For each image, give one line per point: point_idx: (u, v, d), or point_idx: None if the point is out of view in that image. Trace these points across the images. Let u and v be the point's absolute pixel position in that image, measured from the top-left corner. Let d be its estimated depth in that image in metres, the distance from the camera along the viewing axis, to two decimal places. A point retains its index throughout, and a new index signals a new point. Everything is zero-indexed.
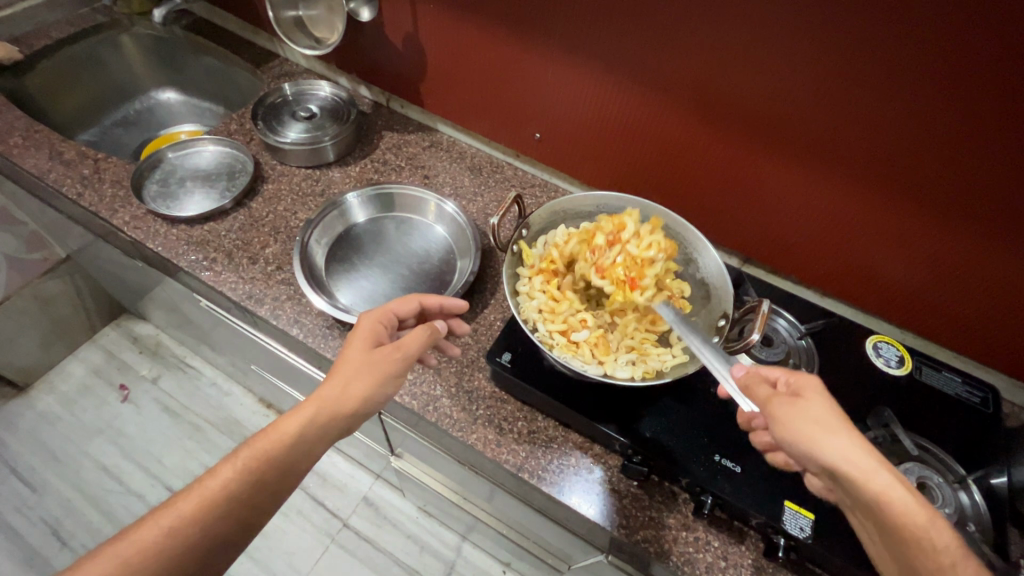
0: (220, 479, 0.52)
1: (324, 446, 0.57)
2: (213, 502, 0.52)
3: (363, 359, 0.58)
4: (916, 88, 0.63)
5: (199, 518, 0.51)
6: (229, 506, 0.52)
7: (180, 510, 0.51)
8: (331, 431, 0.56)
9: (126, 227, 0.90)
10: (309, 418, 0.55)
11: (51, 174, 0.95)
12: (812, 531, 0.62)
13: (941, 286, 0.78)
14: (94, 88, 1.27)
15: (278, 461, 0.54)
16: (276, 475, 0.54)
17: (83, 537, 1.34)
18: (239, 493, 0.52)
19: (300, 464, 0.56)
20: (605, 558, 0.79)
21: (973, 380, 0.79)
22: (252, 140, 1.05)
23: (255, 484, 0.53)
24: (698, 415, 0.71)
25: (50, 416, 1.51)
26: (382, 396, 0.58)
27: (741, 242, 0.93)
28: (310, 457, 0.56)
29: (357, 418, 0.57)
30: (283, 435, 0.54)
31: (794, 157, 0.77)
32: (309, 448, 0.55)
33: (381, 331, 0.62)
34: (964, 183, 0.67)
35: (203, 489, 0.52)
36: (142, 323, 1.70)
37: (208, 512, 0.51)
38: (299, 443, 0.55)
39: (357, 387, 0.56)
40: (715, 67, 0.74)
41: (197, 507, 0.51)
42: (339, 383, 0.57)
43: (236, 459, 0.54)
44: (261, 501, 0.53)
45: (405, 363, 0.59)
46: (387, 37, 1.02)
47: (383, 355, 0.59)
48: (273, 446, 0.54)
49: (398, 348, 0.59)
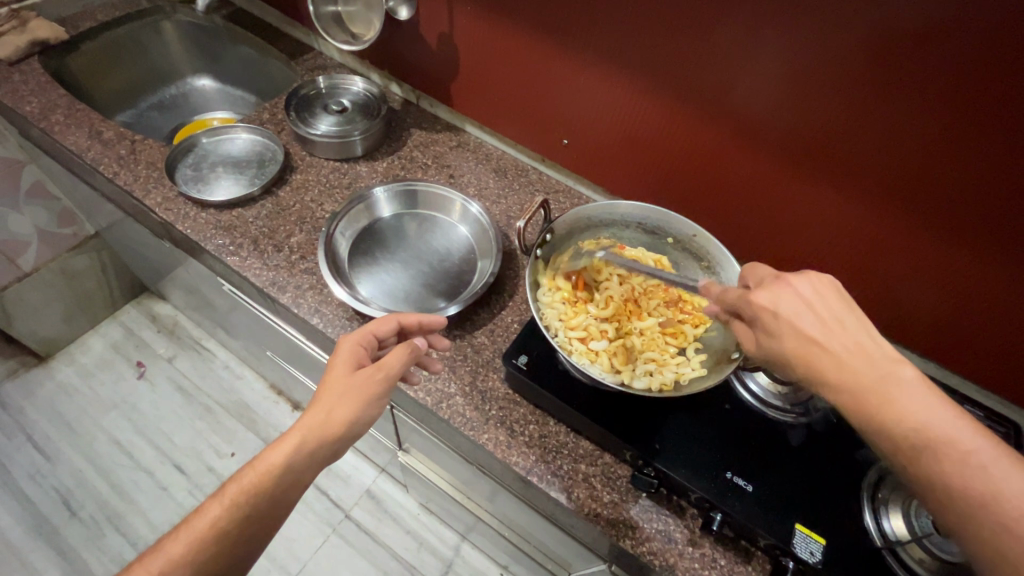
0: (208, 516, 0.54)
1: (313, 472, 0.58)
2: (202, 540, 0.53)
3: (344, 384, 0.59)
4: (959, 116, 0.61)
5: (190, 558, 0.52)
6: (219, 541, 0.53)
7: (169, 552, 0.52)
8: (320, 456, 0.57)
9: (158, 208, 0.92)
10: (294, 446, 0.56)
11: (89, 152, 0.98)
12: (823, 556, 0.61)
13: (967, 317, 0.76)
14: (133, 71, 1.30)
15: (265, 494, 0.55)
16: (265, 505, 0.55)
17: (92, 508, 1.37)
18: (227, 528, 0.54)
19: (290, 492, 0.56)
20: (607, 567, 0.79)
21: (994, 414, 0.77)
22: (284, 130, 1.07)
23: (245, 517, 0.54)
24: (712, 430, 0.70)
25: (68, 387, 1.54)
26: (367, 417, 0.59)
27: (765, 260, 0.92)
28: (299, 484, 0.57)
29: (343, 442, 0.58)
30: (269, 467, 0.55)
31: (825, 178, 0.76)
32: (299, 475, 0.56)
33: (361, 352, 0.62)
34: (1002, 216, 0.65)
35: (192, 527, 0.53)
36: (162, 303, 1.73)
37: (198, 550, 0.52)
38: (285, 472, 0.56)
39: (340, 412, 0.57)
40: (751, 83, 0.74)
41: (186, 546, 0.52)
42: (322, 410, 0.58)
43: (223, 495, 0.55)
44: (252, 533, 0.54)
45: (387, 383, 0.60)
46: (422, 36, 1.03)
47: (366, 376, 0.59)
48: (259, 478, 0.55)
49: (379, 368, 0.60)
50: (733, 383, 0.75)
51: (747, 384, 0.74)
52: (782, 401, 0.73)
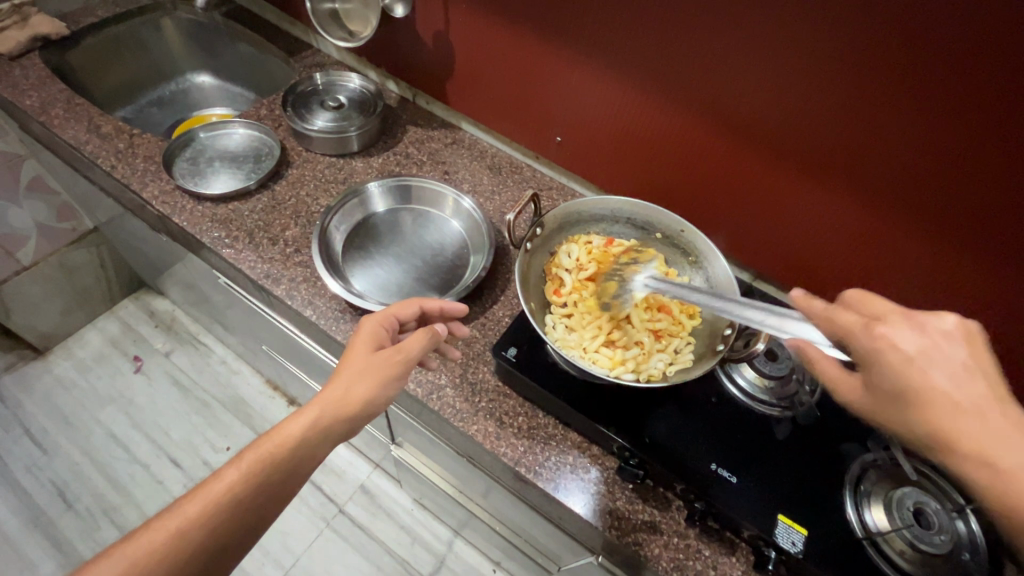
0: (226, 480, 0.52)
1: (328, 447, 0.58)
2: (221, 502, 0.51)
3: (365, 361, 0.61)
4: (940, 116, 0.63)
5: (206, 520, 0.50)
6: (235, 507, 0.52)
7: (186, 513, 0.50)
8: (336, 431, 0.58)
9: (155, 201, 0.93)
10: (315, 418, 0.57)
11: (88, 146, 0.99)
12: (804, 546, 0.62)
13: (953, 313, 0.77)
14: (133, 67, 1.32)
15: (283, 462, 0.55)
16: (283, 474, 0.55)
17: (87, 501, 1.38)
18: (244, 494, 0.52)
19: (305, 464, 0.57)
20: (594, 559, 0.80)
21: None
22: (281, 126, 1.08)
23: (262, 485, 0.53)
24: (698, 423, 0.71)
25: (65, 381, 1.55)
26: (385, 395, 0.60)
27: (755, 257, 0.93)
28: (313, 457, 0.57)
29: (359, 418, 0.59)
30: (289, 436, 0.56)
31: (813, 176, 0.77)
32: (315, 448, 0.57)
33: (383, 333, 0.64)
34: (984, 214, 0.66)
35: (208, 490, 0.52)
36: (161, 298, 1.74)
37: (213, 514, 0.51)
38: (304, 443, 0.56)
39: (361, 388, 0.59)
40: (739, 83, 0.75)
41: (202, 509, 0.51)
42: (342, 385, 0.59)
43: (242, 460, 0.54)
44: (267, 500, 0.54)
45: (406, 364, 0.62)
46: (418, 34, 1.04)
47: (386, 356, 0.61)
48: (279, 446, 0.55)
49: (400, 350, 0.62)
50: (719, 377, 0.76)
51: (734, 378, 0.75)
52: (768, 396, 0.73)
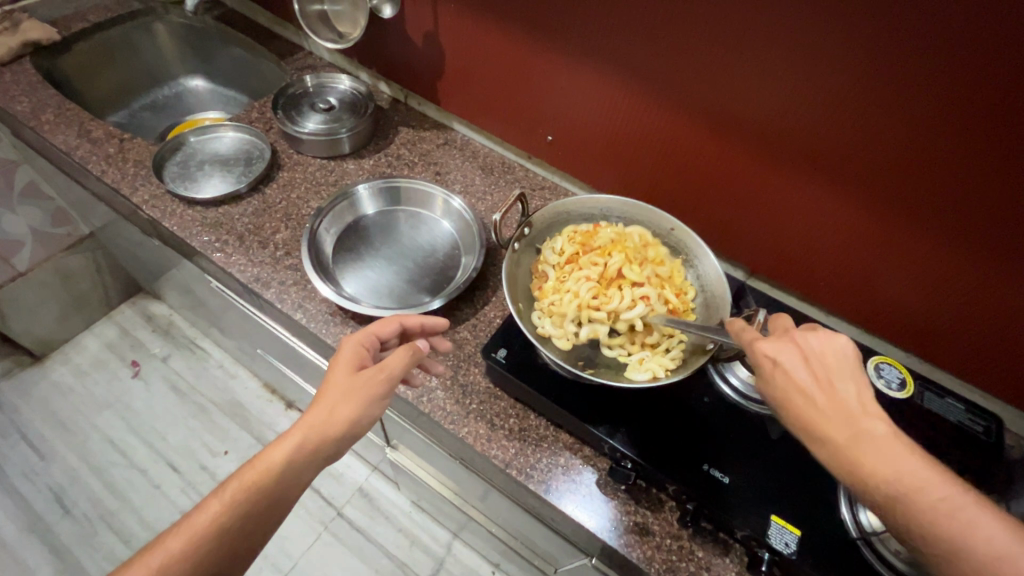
0: (208, 513, 0.53)
1: (313, 472, 0.58)
2: (203, 536, 0.52)
3: (346, 385, 0.59)
4: (932, 113, 0.62)
5: (189, 554, 0.51)
6: (219, 539, 0.53)
7: (169, 548, 0.51)
8: (321, 455, 0.57)
9: (145, 205, 0.93)
10: (297, 444, 0.56)
11: (78, 151, 0.99)
12: (797, 547, 0.61)
13: (946, 309, 0.76)
14: (126, 72, 1.32)
15: (267, 489, 0.55)
16: (265, 503, 0.55)
17: (85, 506, 1.38)
18: (228, 525, 0.53)
19: (290, 489, 0.56)
20: (589, 561, 0.79)
21: (977, 411, 0.76)
22: (272, 129, 1.08)
23: (245, 516, 0.54)
24: (690, 422, 0.71)
25: (63, 386, 1.56)
26: (368, 417, 0.59)
27: (749, 256, 0.92)
28: (298, 484, 0.57)
29: (344, 442, 0.58)
30: (270, 465, 0.55)
31: (805, 175, 0.77)
32: (299, 473, 0.56)
33: (364, 354, 0.63)
34: (978, 210, 0.66)
35: (192, 523, 0.53)
36: (158, 303, 1.74)
37: (197, 548, 0.52)
38: (286, 471, 0.56)
39: (342, 411, 0.58)
40: (730, 83, 0.75)
41: (185, 543, 0.52)
42: (323, 409, 0.58)
43: (223, 492, 0.54)
44: (251, 530, 0.54)
45: (389, 384, 0.60)
46: (408, 35, 1.04)
47: (368, 377, 0.60)
48: (260, 475, 0.55)
49: (382, 368, 0.60)
50: (712, 376, 0.75)
51: (726, 377, 0.74)
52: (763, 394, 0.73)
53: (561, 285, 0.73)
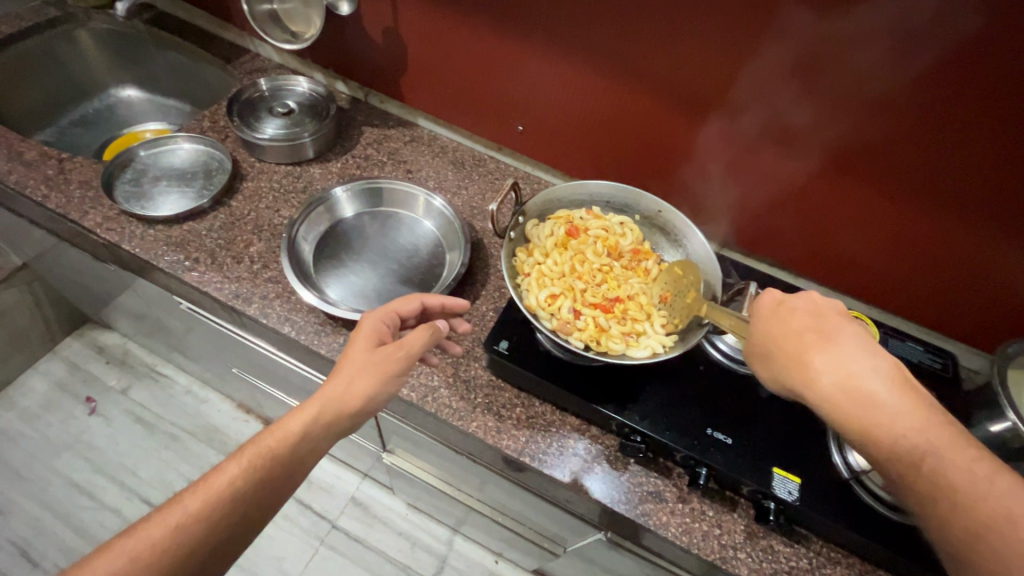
0: (227, 474, 0.53)
1: (326, 443, 0.58)
2: (218, 499, 0.52)
3: (366, 359, 0.59)
4: (896, 81, 0.67)
5: (205, 514, 0.51)
6: (235, 503, 0.52)
7: (187, 507, 0.51)
8: (336, 428, 0.58)
9: (98, 229, 0.86)
10: (314, 416, 0.56)
11: (12, 176, 0.91)
12: (799, 494, 0.66)
13: (904, 262, 0.84)
14: (48, 86, 1.21)
15: (283, 459, 0.55)
16: (280, 472, 0.55)
17: (56, 556, 1.28)
18: (244, 492, 0.53)
19: (304, 461, 0.56)
20: (602, 535, 0.82)
21: (934, 348, 0.85)
22: (228, 137, 1.02)
23: (260, 483, 0.54)
24: (689, 392, 0.74)
25: (11, 433, 1.43)
26: (385, 394, 0.59)
27: (723, 230, 0.97)
28: (312, 454, 0.57)
29: (359, 416, 0.59)
30: (288, 433, 0.55)
31: (778, 146, 0.80)
32: (314, 444, 0.57)
33: (384, 330, 0.63)
34: (937, 168, 0.72)
35: (211, 484, 0.52)
36: (108, 332, 1.63)
37: (214, 510, 0.51)
38: (303, 441, 0.56)
39: (361, 386, 0.58)
40: (704, 63, 0.77)
41: (203, 504, 0.51)
42: (343, 382, 0.58)
43: (242, 456, 0.54)
44: (265, 497, 0.54)
45: (408, 362, 0.61)
46: (366, 31, 1.01)
47: (388, 353, 0.60)
48: (278, 444, 0.55)
49: (401, 346, 0.60)
50: (703, 345, 0.79)
51: (717, 344, 0.79)
52: None
53: (551, 273, 0.74)
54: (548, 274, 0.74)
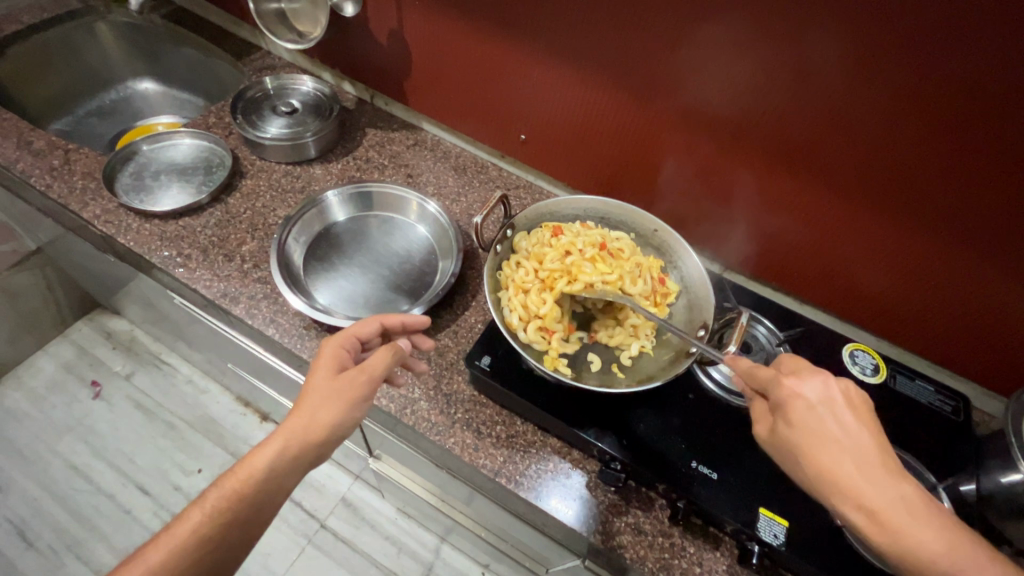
0: (190, 522, 0.51)
1: (297, 476, 0.56)
2: (185, 547, 0.50)
3: (327, 387, 0.57)
4: (903, 105, 0.63)
5: (173, 564, 0.49)
6: (202, 548, 0.51)
7: (150, 560, 0.49)
8: (304, 460, 0.55)
9: (96, 221, 0.87)
10: (277, 451, 0.54)
11: (19, 164, 0.92)
12: (785, 538, 0.62)
13: (913, 293, 0.79)
14: (66, 76, 1.23)
15: (250, 497, 0.53)
16: (248, 511, 0.53)
17: (50, 537, 1.31)
18: (210, 536, 0.51)
19: (273, 497, 0.54)
20: (581, 562, 0.79)
21: (945, 389, 0.80)
22: (231, 134, 1.03)
23: (228, 525, 0.52)
24: (676, 422, 0.71)
25: (17, 412, 1.46)
26: (350, 420, 0.57)
27: (721, 247, 0.93)
28: (281, 489, 0.55)
29: (326, 446, 0.56)
30: (251, 472, 0.53)
31: (782, 167, 0.77)
32: (281, 480, 0.54)
33: (345, 355, 0.60)
34: (950, 199, 0.67)
35: (174, 534, 0.51)
36: (117, 318, 1.66)
37: (180, 560, 0.50)
38: (269, 477, 0.54)
39: (325, 415, 0.55)
40: (704, 76, 0.74)
41: (168, 554, 0.50)
42: (305, 413, 0.55)
43: (205, 501, 0.52)
44: (235, 538, 0.52)
45: (371, 386, 0.58)
46: (372, 32, 1.00)
47: (348, 379, 0.57)
48: (241, 484, 0.53)
49: (362, 370, 0.58)
50: (695, 373, 0.76)
51: (710, 373, 0.76)
52: None
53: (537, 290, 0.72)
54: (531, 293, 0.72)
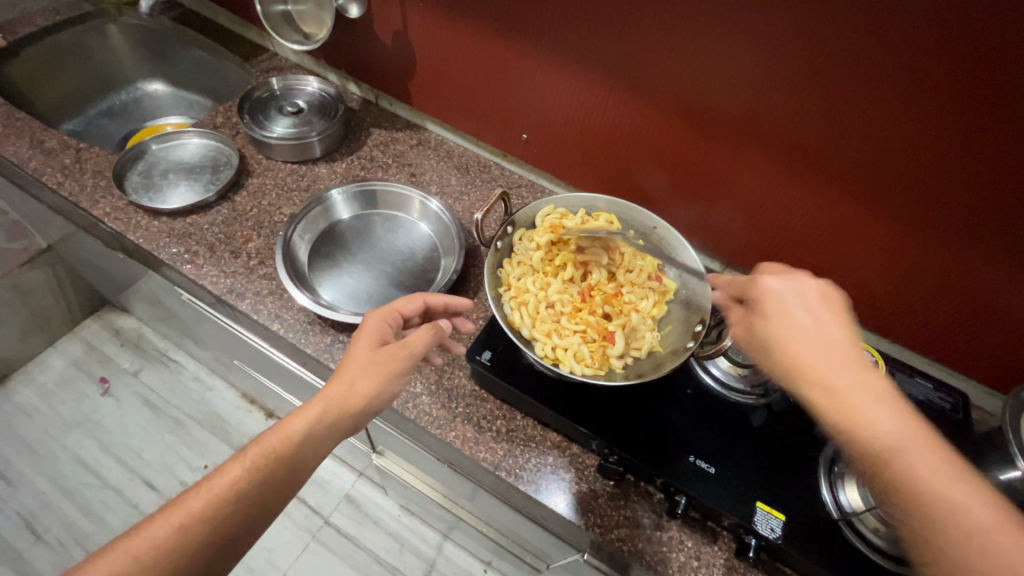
0: (229, 475, 0.52)
1: (332, 445, 0.56)
2: (222, 500, 0.51)
3: (369, 359, 0.58)
4: (898, 102, 0.63)
5: (210, 515, 0.50)
6: (238, 504, 0.51)
7: (190, 507, 0.50)
8: (341, 428, 0.56)
9: (106, 218, 0.89)
10: (317, 416, 0.55)
11: (31, 163, 0.94)
12: (782, 532, 0.63)
13: (912, 290, 0.79)
14: (77, 78, 1.26)
15: (287, 458, 0.53)
16: (285, 473, 0.53)
17: (59, 531, 1.33)
18: (247, 492, 0.51)
19: (307, 462, 0.55)
20: (581, 557, 0.79)
21: (944, 386, 0.80)
22: (238, 134, 1.05)
23: (265, 483, 0.52)
24: (675, 417, 0.71)
25: (27, 408, 1.49)
26: (389, 393, 0.58)
27: (720, 245, 0.94)
28: (316, 456, 0.55)
29: (362, 417, 0.57)
30: (290, 434, 0.54)
31: (779, 165, 0.78)
32: (318, 445, 0.55)
33: (387, 329, 0.62)
34: (946, 195, 0.68)
35: (214, 485, 0.51)
36: (125, 316, 1.68)
37: (218, 511, 0.50)
38: (307, 442, 0.54)
39: (365, 384, 0.56)
40: (701, 75, 0.75)
41: (207, 504, 0.50)
42: (345, 381, 0.57)
43: (245, 456, 0.53)
44: (268, 498, 0.52)
45: (411, 361, 0.59)
46: (376, 33, 1.01)
47: (390, 353, 0.59)
48: (280, 443, 0.54)
49: (404, 346, 0.59)
50: (694, 369, 0.76)
51: (708, 369, 0.76)
52: (743, 383, 0.75)
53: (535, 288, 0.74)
54: (529, 290, 0.73)
